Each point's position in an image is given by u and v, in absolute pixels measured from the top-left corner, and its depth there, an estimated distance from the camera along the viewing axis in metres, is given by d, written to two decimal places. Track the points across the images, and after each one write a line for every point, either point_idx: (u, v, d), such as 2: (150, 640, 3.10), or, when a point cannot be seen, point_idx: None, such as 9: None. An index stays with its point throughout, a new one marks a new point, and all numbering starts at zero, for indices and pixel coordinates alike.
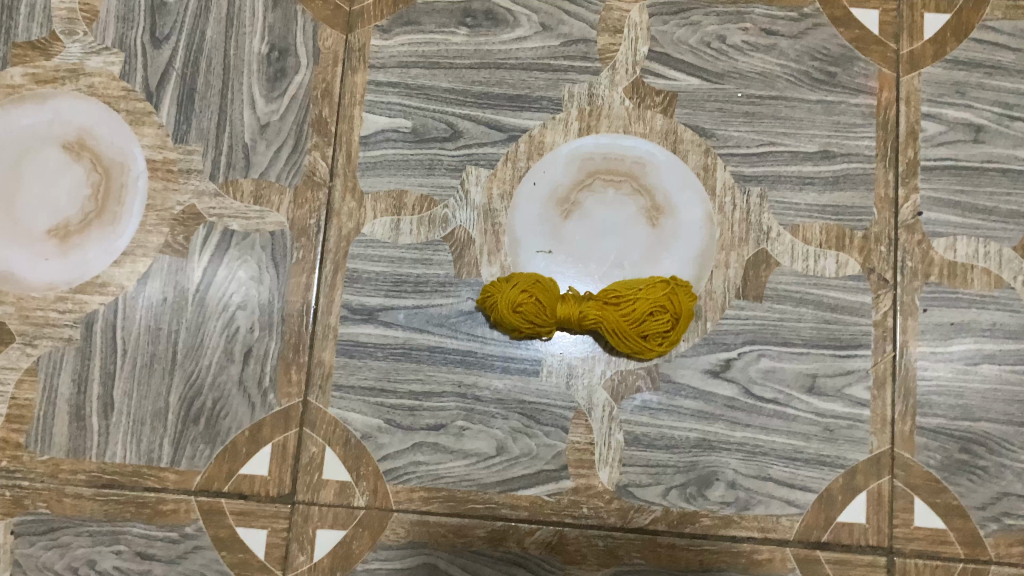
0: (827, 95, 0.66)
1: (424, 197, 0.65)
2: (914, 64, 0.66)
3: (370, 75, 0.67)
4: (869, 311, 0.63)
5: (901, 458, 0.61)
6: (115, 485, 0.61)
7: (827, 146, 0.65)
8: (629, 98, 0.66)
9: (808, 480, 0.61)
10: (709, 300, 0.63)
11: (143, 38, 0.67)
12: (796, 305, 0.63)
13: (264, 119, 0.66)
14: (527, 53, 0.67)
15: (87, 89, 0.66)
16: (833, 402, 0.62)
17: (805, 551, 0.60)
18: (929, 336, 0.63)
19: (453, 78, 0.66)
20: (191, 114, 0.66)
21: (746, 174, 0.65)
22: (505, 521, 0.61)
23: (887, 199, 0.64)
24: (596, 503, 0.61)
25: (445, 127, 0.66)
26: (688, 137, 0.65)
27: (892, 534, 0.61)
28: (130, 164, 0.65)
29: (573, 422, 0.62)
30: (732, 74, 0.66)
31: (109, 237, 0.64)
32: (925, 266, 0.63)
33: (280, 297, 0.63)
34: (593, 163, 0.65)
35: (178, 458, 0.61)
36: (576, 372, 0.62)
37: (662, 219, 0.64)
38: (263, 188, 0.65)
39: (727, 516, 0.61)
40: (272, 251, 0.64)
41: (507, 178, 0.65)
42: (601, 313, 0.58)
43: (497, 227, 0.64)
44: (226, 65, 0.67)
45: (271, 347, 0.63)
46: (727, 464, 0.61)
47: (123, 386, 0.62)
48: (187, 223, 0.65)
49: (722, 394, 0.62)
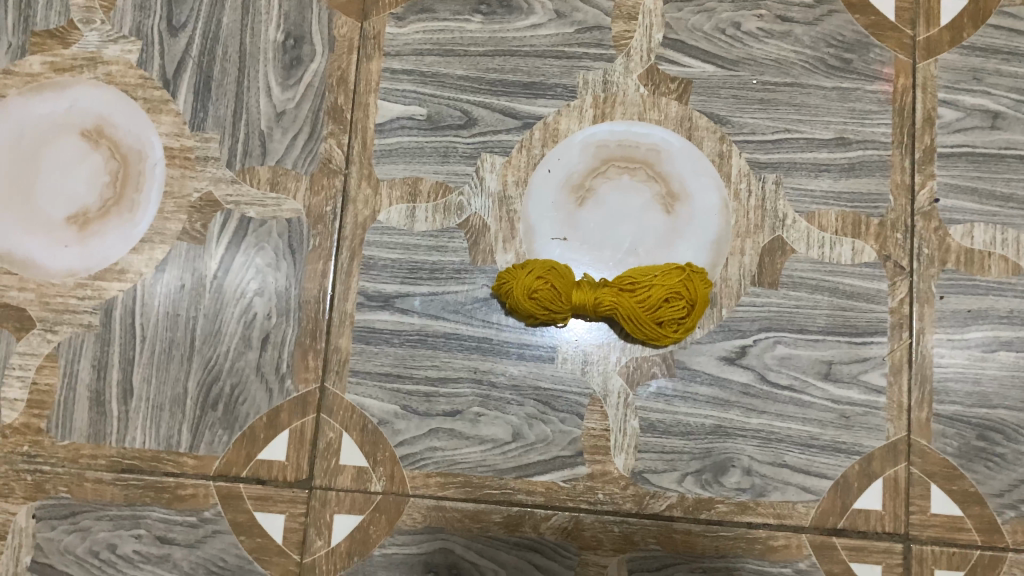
0: (842, 81, 0.65)
1: (439, 184, 0.65)
2: (931, 51, 0.65)
3: (385, 63, 0.67)
4: (885, 298, 0.63)
5: (917, 445, 0.61)
6: (134, 469, 0.62)
7: (843, 133, 0.65)
8: (644, 85, 0.66)
9: (823, 466, 0.61)
10: (725, 287, 0.63)
11: (160, 27, 0.67)
12: (812, 293, 0.63)
13: (280, 107, 0.66)
14: (542, 40, 0.67)
15: (105, 78, 0.67)
16: (848, 388, 0.62)
17: (821, 537, 0.60)
18: (945, 323, 0.63)
19: (468, 65, 0.67)
20: (208, 102, 0.67)
21: (761, 160, 0.65)
22: (521, 507, 0.61)
23: (903, 186, 0.64)
24: (612, 489, 0.61)
25: (460, 115, 0.66)
26: (703, 124, 0.65)
27: (908, 521, 0.61)
28: (148, 151, 0.66)
29: (588, 408, 0.62)
30: (747, 61, 0.66)
31: (128, 224, 0.65)
32: (942, 253, 0.63)
33: (297, 284, 0.64)
34: (608, 150, 0.65)
35: (196, 443, 0.62)
36: (592, 359, 0.63)
37: (677, 206, 0.64)
38: (279, 175, 0.65)
39: (742, 503, 0.61)
40: (289, 238, 0.64)
41: (522, 165, 0.65)
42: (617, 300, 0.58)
43: (512, 214, 0.65)
44: (242, 53, 0.67)
45: (288, 333, 0.63)
46: (742, 451, 0.61)
47: (142, 372, 0.63)
48: (205, 211, 0.65)
49: (737, 381, 0.62)
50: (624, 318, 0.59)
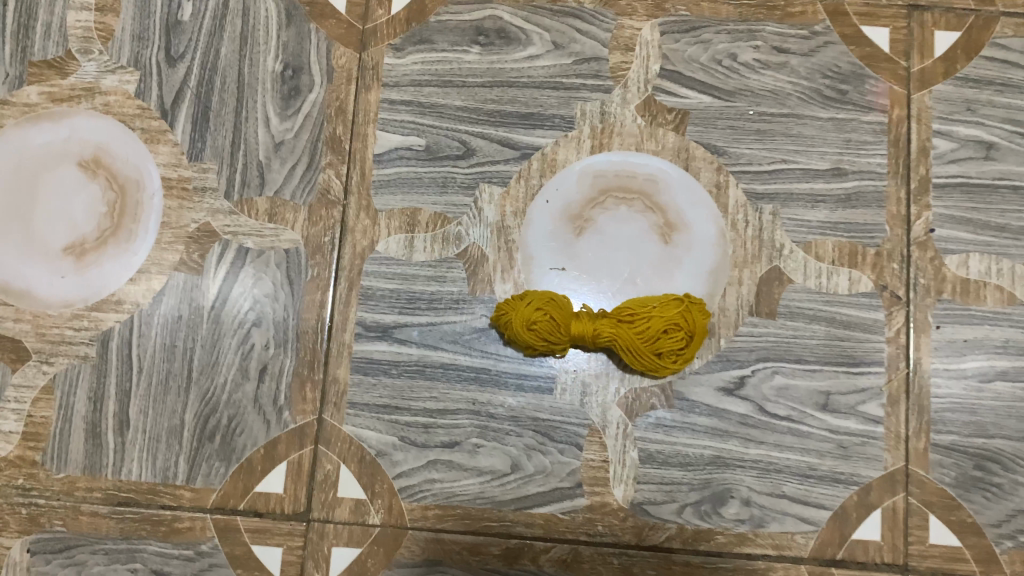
0: (838, 112, 0.66)
1: (437, 215, 0.65)
2: (925, 82, 0.66)
3: (383, 93, 0.67)
4: (882, 328, 0.63)
5: (915, 475, 0.61)
6: (131, 502, 0.61)
7: (839, 163, 0.65)
8: (641, 116, 0.66)
9: (822, 497, 0.61)
10: (723, 317, 0.63)
11: (158, 57, 0.68)
12: (809, 323, 0.63)
13: (278, 138, 0.66)
14: (540, 71, 0.67)
15: (103, 108, 0.67)
16: (846, 419, 0.62)
17: (821, 568, 0.60)
18: (942, 353, 0.63)
19: (466, 96, 0.67)
20: (206, 132, 0.67)
21: (758, 191, 0.65)
22: (521, 539, 0.61)
23: (899, 216, 0.65)
24: (611, 521, 0.61)
25: (458, 145, 0.66)
26: (700, 155, 0.65)
27: (907, 551, 0.61)
28: (146, 181, 0.66)
29: (587, 439, 0.62)
30: (744, 91, 0.66)
31: (126, 254, 0.65)
32: (938, 283, 0.64)
33: (295, 314, 0.64)
34: (605, 180, 0.65)
35: (194, 475, 0.62)
36: (590, 389, 0.63)
37: (674, 236, 0.64)
38: (277, 205, 0.65)
39: (741, 533, 0.61)
40: (287, 268, 0.64)
41: (520, 196, 0.65)
42: (615, 331, 0.58)
43: (510, 244, 0.65)
44: (240, 84, 0.67)
45: (286, 364, 0.63)
46: (741, 482, 0.61)
47: (138, 403, 0.62)
48: (203, 241, 0.65)
49: (736, 412, 0.62)
50: (622, 348, 0.59)
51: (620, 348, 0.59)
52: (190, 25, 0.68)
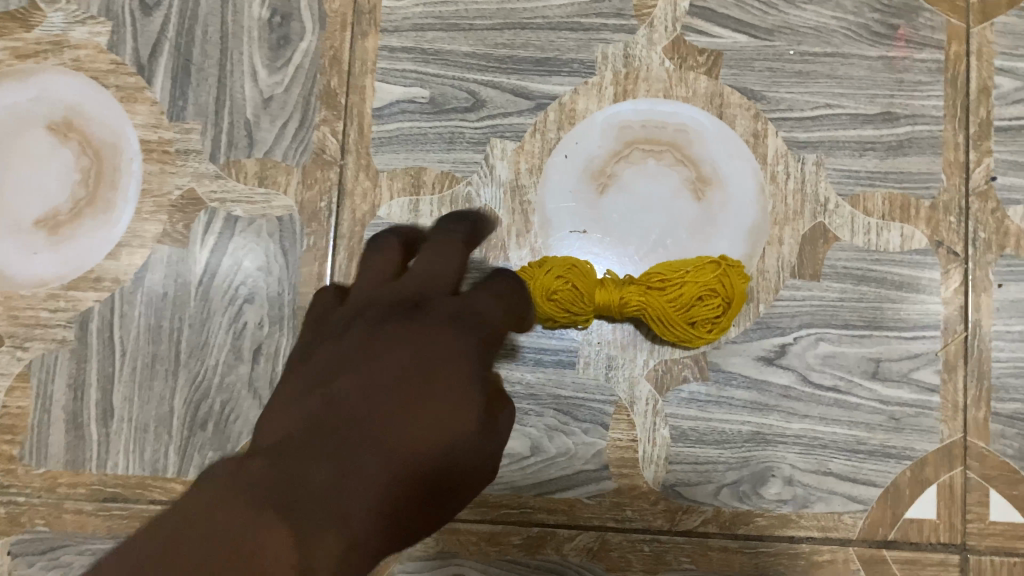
0: (888, 50, 0.59)
1: (444, 174, 0.59)
2: (986, 14, 0.59)
3: (382, 40, 0.61)
4: (938, 289, 0.57)
5: (974, 448, 0.56)
6: (118, 498, 0.56)
7: (889, 107, 0.59)
8: (669, 58, 0.59)
9: (872, 474, 0.56)
10: (762, 280, 0.57)
11: (132, 5, 0.61)
12: (857, 285, 0.57)
13: (267, 93, 0.60)
14: (555, 11, 0.60)
15: (72, 64, 0.60)
16: (898, 388, 0.57)
17: (870, 551, 0.56)
18: (1005, 315, 0.57)
19: (474, 41, 0.60)
20: (187, 89, 0.60)
21: (800, 140, 0.59)
22: (542, 527, 0.56)
23: (957, 164, 0.58)
24: (641, 504, 0.56)
25: (466, 96, 0.60)
26: (736, 101, 0.59)
27: (965, 530, 0.56)
28: (123, 145, 0.60)
29: (614, 417, 0.57)
30: (783, 28, 0.59)
31: (105, 226, 0.59)
32: (1001, 238, 0.57)
33: (290, 289, 0.58)
34: (631, 131, 0.59)
35: (186, 467, 0.57)
36: (616, 363, 0.57)
37: (708, 192, 0.58)
38: (268, 168, 0.59)
39: (783, 516, 0.56)
40: (282, 238, 0.59)
41: (536, 151, 0.59)
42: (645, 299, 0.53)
43: (526, 205, 0.59)
44: (224, 33, 0.61)
45: (282, 343, 0.58)
46: (783, 459, 0.56)
47: (123, 391, 0.57)
48: (187, 210, 0.59)
49: (777, 383, 0.57)
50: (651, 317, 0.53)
51: (649, 317, 0.53)
52: None
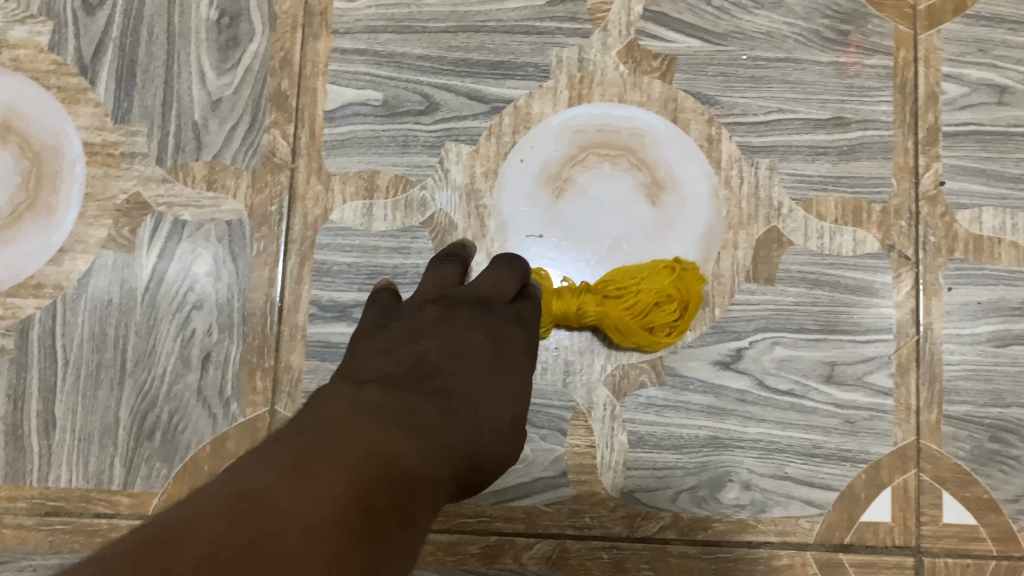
0: (839, 56, 0.60)
1: (398, 177, 0.58)
2: (933, 21, 0.60)
3: (334, 42, 0.60)
4: (890, 292, 0.58)
5: (927, 451, 0.57)
6: (60, 512, 0.54)
7: (841, 112, 0.59)
8: (623, 62, 0.59)
9: (828, 478, 0.56)
10: (717, 284, 0.57)
11: (74, 4, 0.59)
12: (811, 288, 0.58)
13: (215, 94, 0.59)
14: (510, 15, 0.60)
15: (12, 64, 0.59)
16: (852, 392, 0.57)
17: (828, 555, 0.55)
18: (955, 317, 0.58)
19: (428, 44, 0.60)
20: (132, 90, 0.59)
21: (753, 144, 0.59)
22: (501, 535, 0.55)
23: (907, 168, 0.59)
24: (600, 511, 0.56)
25: (420, 99, 0.59)
26: (690, 105, 0.59)
27: (920, 532, 0.56)
28: (65, 147, 0.58)
29: (572, 423, 0.56)
30: (735, 34, 0.60)
31: (46, 230, 0.57)
32: (950, 241, 0.58)
33: (240, 295, 0.57)
34: (586, 135, 0.58)
35: (132, 479, 0.55)
36: (574, 368, 0.57)
37: (664, 196, 0.58)
38: (216, 171, 0.58)
39: (742, 520, 0.56)
40: (231, 242, 0.57)
41: (491, 155, 0.59)
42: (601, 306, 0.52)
43: (481, 210, 0.58)
44: (170, 34, 0.59)
45: (232, 351, 0.56)
46: (741, 464, 0.56)
47: (65, 400, 0.55)
48: (132, 214, 0.57)
49: (734, 388, 0.57)
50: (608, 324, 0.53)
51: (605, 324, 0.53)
52: None
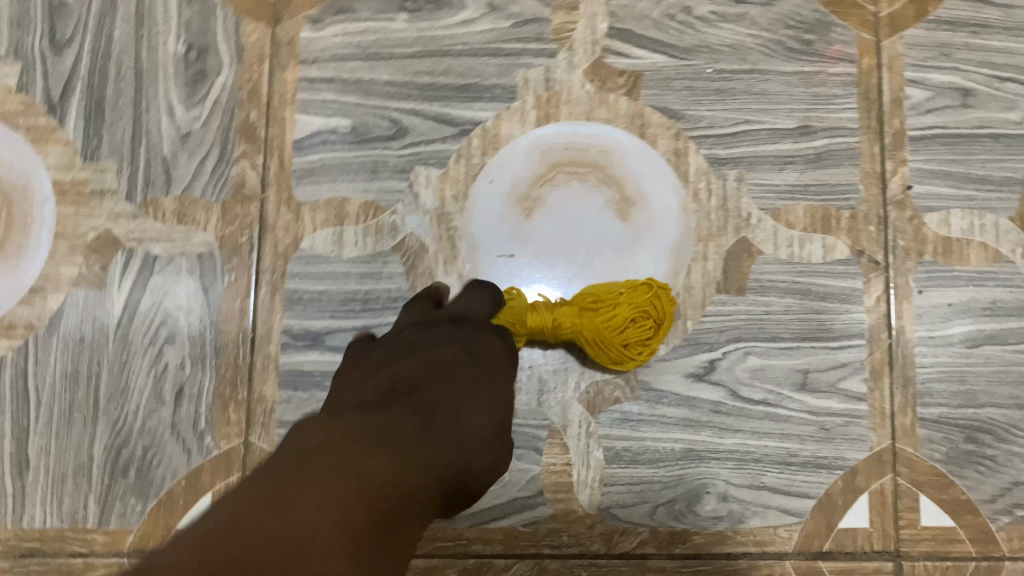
0: (804, 65, 0.60)
1: (369, 204, 0.59)
2: (896, 28, 0.60)
3: (302, 71, 0.60)
4: (861, 298, 0.58)
5: (903, 454, 0.57)
6: (36, 552, 0.54)
7: (807, 121, 0.59)
8: (590, 81, 0.60)
9: (805, 485, 0.56)
10: (689, 297, 0.58)
11: (42, 44, 0.60)
12: (782, 297, 0.58)
13: (184, 128, 0.59)
14: (476, 38, 0.60)
15: None
16: (826, 398, 0.57)
17: (807, 563, 0.55)
18: (926, 320, 0.58)
19: (395, 70, 0.60)
20: (102, 127, 0.59)
21: (721, 156, 0.59)
22: (480, 557, 0.55)
23: (875, 174, 0.59)
24: (577, 529, 0.55)
25: (389, 125, 0.59)
26: (656, 120, 0.59)
27: (898, 536, 0.56)
28: (35, 187, 0.58)
29: (548, 442, 0.56)
30: (701, 48, 0.60)
31: (17, 269, 0.57)
32: (918, 244, 0.58)
33: (212, 327, 0.57)
34: (554, 154, 0.59)
35: (107, 517, 0.54)
36: (548, 386, 0.57)
37: (633, 212, 0.58)
38: (186, 205, 0.58)
39: (720, 532, 0.56)
40: (202, 274, 0.57)
41: (461, 177, 0.59)
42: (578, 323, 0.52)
43: (452, 232, 0.58)
44: (138, 70, 0.60)
45: (205, 384, 0.56)
46: (717, 476, 0.56)
47: (39, 440, 0.55)
48: (102, 250, 0.58)
49: (708, 399, 0.57)
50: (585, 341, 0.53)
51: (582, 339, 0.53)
52: (76, 6, 0.60)
